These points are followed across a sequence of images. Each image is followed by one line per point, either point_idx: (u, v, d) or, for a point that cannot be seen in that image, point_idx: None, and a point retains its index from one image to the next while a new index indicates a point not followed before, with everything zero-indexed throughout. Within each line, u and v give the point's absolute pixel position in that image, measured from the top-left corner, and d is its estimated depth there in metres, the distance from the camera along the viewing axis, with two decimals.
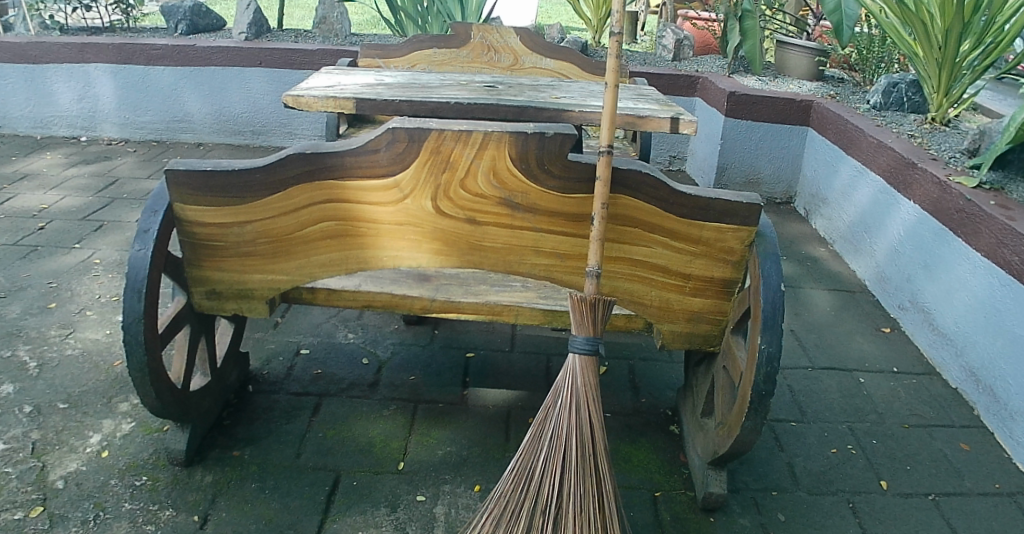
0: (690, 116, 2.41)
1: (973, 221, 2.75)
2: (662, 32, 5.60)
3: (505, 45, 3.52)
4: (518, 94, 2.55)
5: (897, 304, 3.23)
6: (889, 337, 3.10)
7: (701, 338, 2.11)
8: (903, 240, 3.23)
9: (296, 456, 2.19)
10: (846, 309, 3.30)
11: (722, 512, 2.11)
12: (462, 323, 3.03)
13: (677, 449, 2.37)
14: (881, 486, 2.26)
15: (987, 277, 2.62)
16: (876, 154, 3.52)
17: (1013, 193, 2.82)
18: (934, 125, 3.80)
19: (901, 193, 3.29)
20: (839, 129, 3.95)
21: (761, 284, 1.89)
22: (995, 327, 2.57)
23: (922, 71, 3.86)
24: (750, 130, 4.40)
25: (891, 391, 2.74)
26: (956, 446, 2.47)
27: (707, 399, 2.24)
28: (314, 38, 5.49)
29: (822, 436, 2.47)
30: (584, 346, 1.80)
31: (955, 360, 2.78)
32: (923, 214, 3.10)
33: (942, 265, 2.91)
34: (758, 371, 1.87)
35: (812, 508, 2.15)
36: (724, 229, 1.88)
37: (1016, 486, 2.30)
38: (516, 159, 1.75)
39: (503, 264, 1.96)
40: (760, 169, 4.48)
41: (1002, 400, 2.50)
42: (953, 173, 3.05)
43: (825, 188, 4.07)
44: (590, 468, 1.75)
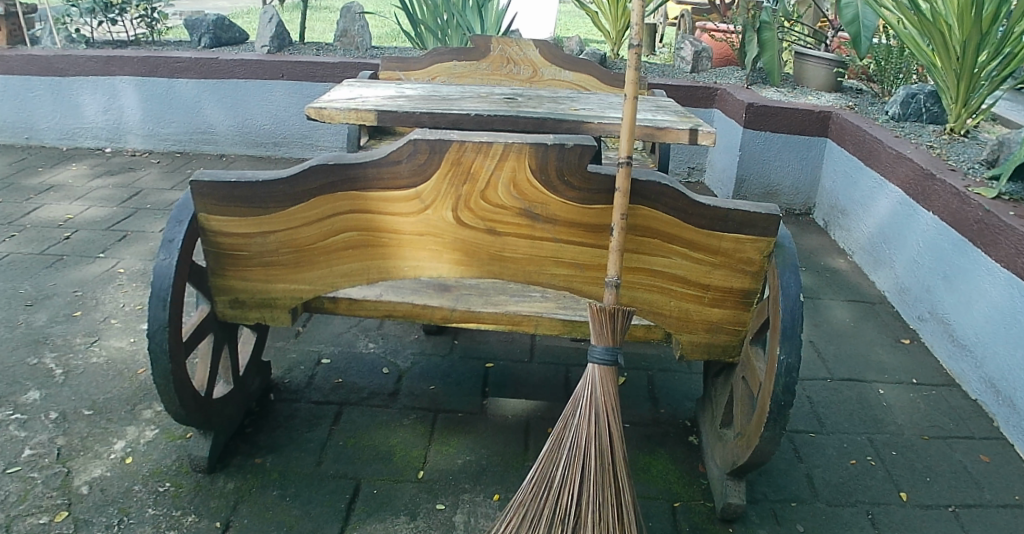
0: (709, 127, 2.38)
1: (991, 232, 2.74)
2: (681, 44, 5.64)
3: (524, 58, 3.52)
4: (538, 106, 2.54)
5: (917, 316, 3.20)
6: (909, 348, 3.08)
7: (720, 349, 2.10)
8: (920, 252, 3.23)
9: (317, 464, 2.21)
10: (866, 321, 3.27)
11: (741, 523, 2.11)
12: (481, 333, 3.03)
13: (695, 459, 2.35)
14: (901, 497, 2.25)
15: (1007, 287, 2.60)
16: (896, 166, 3.50)
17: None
18: (953, 136, 3.75)
19: (919, 203, 3.28)
20: (858, 140, 3.93)
21: (779, 294, 1.91)
22: (1015, 338, 2.55)
23: (940, 82, 3.82)
24: (768, 141, 4.40)
25: (911, 402, 2.72)
26: (975, 457, 2.45)
27: (725, 410, 2.23)
28: (335, 51, 5.56)
29: (841, 447, 2.46)
30: (603, 356, 1.86)
31: (974, 370, 2.76)
32: (941, 225, 3.09)
33: (960, 276, 2.91)
34: (778, 381, 1.88)
35: (831, 519, 2.14)
36: (742, 239, 1.90)
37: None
38: (536, 170, 1.79)
39: (523, 274, 1.99)
40: (778, 181, 4.47)
41: (1022, 411, 2.47)
42: (972, 184, 3.02)
43: (844, 202, 4.07)
44: (609, 477, 1.82)
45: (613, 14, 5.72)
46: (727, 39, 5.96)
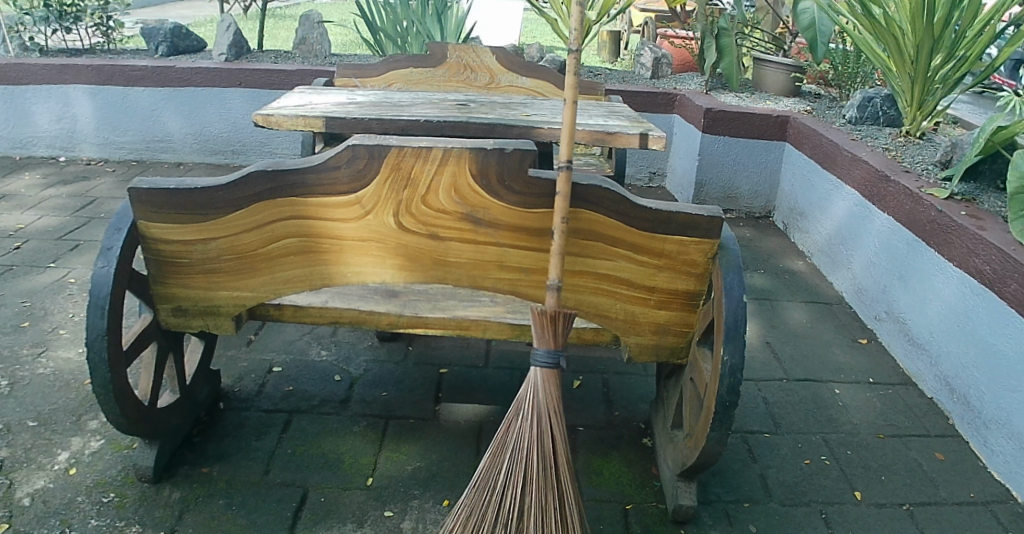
0: (660, 132, 2.39)
1: (944, 232, 2.76)
2: (641, 50, 5.61)
3: (481, 64, 3.54)
4: (489, 112, 2.54)
5: (874, 316, 3.23)
6: (866, 348, 3.10)
7: (668, 350, 2.11)
8: (876, 253, 3.26)
9: (264, 472, 2.19)
10: (823, 322, 3.29)
11: (693, 524, 2.10)
12: (436, 339, 3.02)
13: (649, 461, 2.32)
14: (855, 497, 2.25)
15: (960, 287, 2.63)
16: (852, 168, 3.52)
17: (984, 203, 2.83)
18: (909, 138, 3.81)
19: (875, 205, 3.30)
20: (815, 144, 3.97)
21: (723, 295, 1.91)
22: (968, 337, 2.57)
23: (896, 86, 3.85)
24: (727, 146, 4.42)
25: (867, 402, 2.73)
26: (930, 455, 2.46)
27: (676, 412, 2.22)
28: (293, 59, 5.57)
29: (796, 446, 2.46)
30: (545, 359, 1.87)
31: (930, 369, 2.78)
32: (896, 226, 3.12)
33: (915, 277, 2.93)
34: (722, 382, 1.90)
35: (783, 519, 2.14)
36: (685, 242, 1.91)
37: (991, 495, 2.29)
38: (476, 175, 1.79)
39: (468, 279, 1.99)
40: (738, 185, 4.50)
41: (975, 409, 2.50)
42: (925, 186, 3.04)
43: (805, 205, 4.09)
44: (552, 480, 1.82)
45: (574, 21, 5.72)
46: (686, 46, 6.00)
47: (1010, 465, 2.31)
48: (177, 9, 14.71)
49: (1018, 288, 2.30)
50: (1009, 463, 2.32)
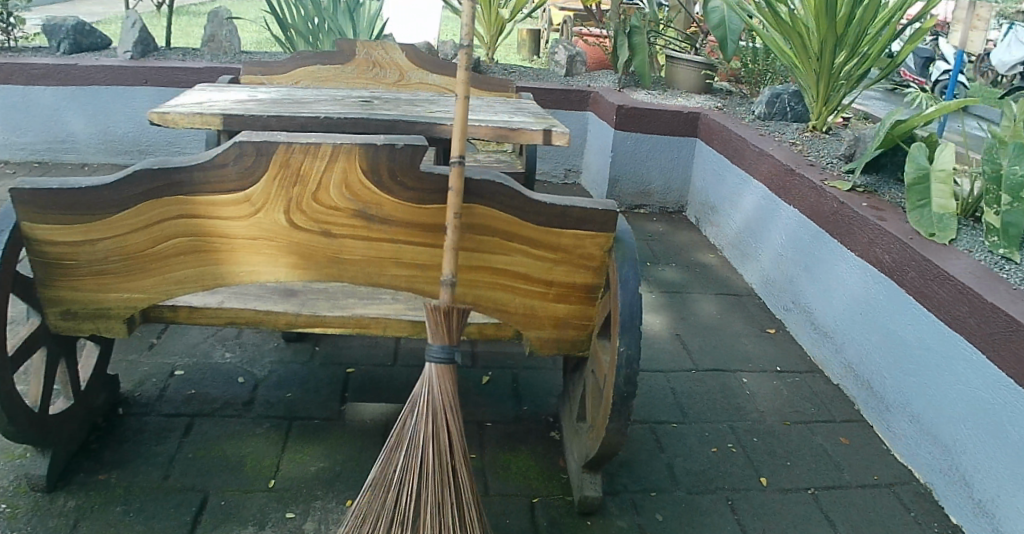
0: (563, 128, 2.41)
1: (846, 223, 2.85)
2: (555, 48, 5.63)
3: (390, 61, 3.52)
4: (393, 109, 2.53)
5: (782, 306, 3.33)
6: (774, 337, 3.18)
7: (569, 344, 2.11)
8: (783, 245, 3.36)
9: (164, 477, 2.15)
10: (732, 313, 3.36)
11: (600, 515, 2.03)
12: (344, 339, 3.01)
13: (556, 455, 2.27)
14: (761, 482, 2.22)
15: (861, 275, 2.71)
16: (759, 162, 3.62)
17: (884, 195, 2.94)
18: (816, 133, 3.89)
19: (781, 198, 3.40)
20: (724, 139, 4.07)
21: (618, 287, 1.89)
22: (869, 323, 2.64)
23: (802, 82, 3.98)
24: (639, 142, 4.49)
25: (772, 389, 2.77)
26: (835, 440, 2.48)
27: (580, 404, 2.19)
28: (202, 57, 5.46)
29: (702, 436, 2.43)
30: (440, 354, 1.87)
31: (835, 356, 2.86)
32: (802, 219, 3.21)
33: (820, 267, 3.02)
34: (618, 373, 1.86)
35: (690, 507, 2.09)
36: (581, 236, 1.90)
37: (893, 476, 2.32)
38: (367, 171, 1.78)
39: (363, 276, 1.99)
40: (651, 181, 4.59)
41: (879, 394, 2.55)
42: (830, 178, 3.15)
43: (716, 198, 4.17)
44: (448, 474, 1.83)
45: (487, 19, 5.77)
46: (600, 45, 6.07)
47: (911, 447, 2.36)
48: (89, 5, 14.24)
49: (915, 276, 2.37)
50: (910, 445, 2.36)
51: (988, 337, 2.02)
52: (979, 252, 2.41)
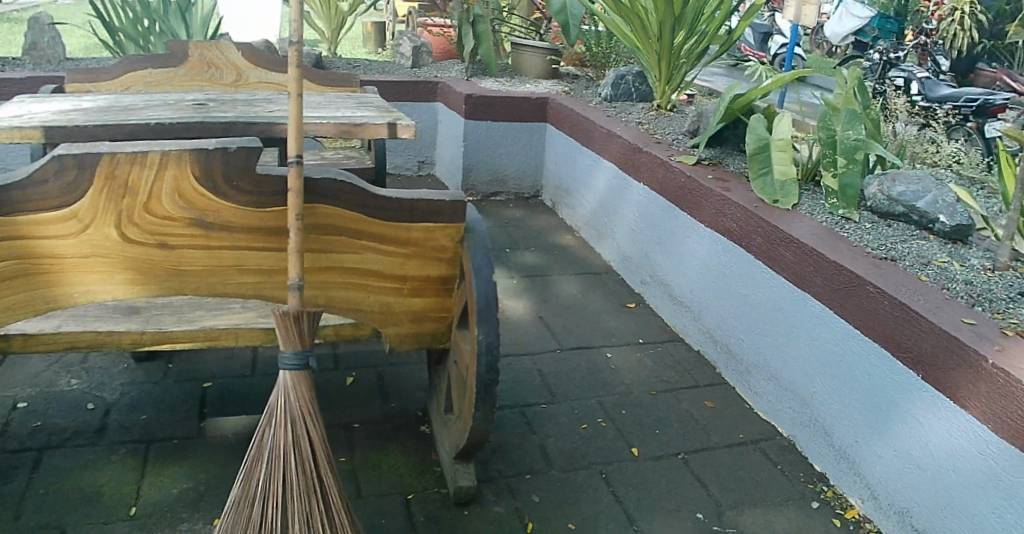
0: (408, 120, 2.42)
1: (693, 196, 2.97)
2: (399, 40, 5.63)
3: (226, 61, 3.41)
4: (228, 110, 2.46)
5: (640, 280, 3.45)
6: (634, 311, 3.30)
7: (430, 337, 2.11)
8: (635, 222, 3.49)
9: (14, 518, 1.99)
10: (592, 291, 3.45)
11: (478, 503, 1.98)
12: (199, 354, 2.90)
13: (429, 449, 2.24)
14: (633, 453, 2.25)
15: (711, 245, 2.83)
16: (607, 143, 3.73)
17: (729, 165, 3.10)
18: (662, 111, 4.11)
19: (630, 176, 3.51)
20: (572, 122, 4.18)
21: (472, 277, 1.83)
22: (723, 290, 2.76)
23: (645, 63, 4.14)
24: (490, 130, 4.54)
25: (634, 361, 2.85)
26: (700, 405, 2.57)
27: (447, 396, 2.21)
28: (20, 65, 5.10)
29: (573, 414, 2.44)
30: (292, 362, 1.82)
31: (694, 324, 2.98)
32: (651, 195, 3.33)
33: (672, 239, 3.14)
34: (480, 361, 1.79)
35: (565, 485, 2.07)
36: (430, 228, 1.86)
37: (758, 433, 2.42)
38: (200, 178, 1.69)
39: (207, 286, 1.92)
40: (504, 167, 4.64)
41: (738, 356, 2.67)
42: (675, 154, 3.28)
43: (569, 180, 4.27)
44: (313, 482, 1.78)
45: (326, 13, 5.74)
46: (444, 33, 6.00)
47: (773, 403, 2.47)
48: None
49: (762, 241, 2.49)
50: (771, 402, 2.48)
51: (833, 294, 2.15)
52: (821, 214, 2.54)
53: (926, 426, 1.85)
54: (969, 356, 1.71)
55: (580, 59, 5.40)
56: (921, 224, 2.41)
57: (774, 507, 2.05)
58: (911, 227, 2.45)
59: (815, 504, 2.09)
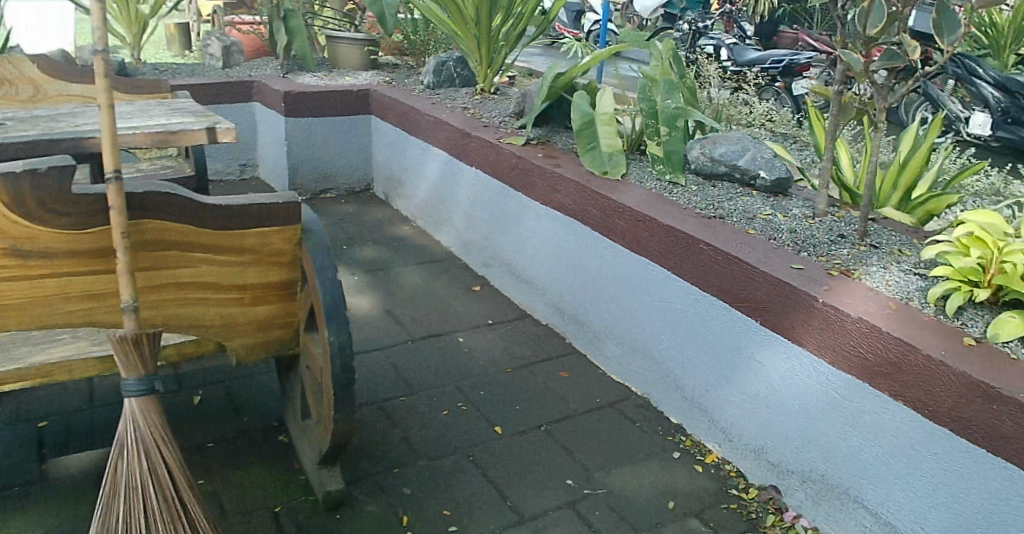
0: (227, 124, 2.40)
1: (525, 175, 2.95)
2: (207, 42, 5.29)
3: (20, 76, 2.93)
4: (31, 129, 2.37)
5: (482, 262, 3.41)
6: (480, 293, 3.25)
7: (278, 344, 2.06)
8: (471, 205, 3.44)
9: None
10: (435, 279, 3.34)
11: (348, 506, 1.90)
12: (25, 392, 2.67)
13: (292, 457, 2.12)
14: (497, 431, 2.23)
15: (549, 221, 2.84)
16: (435, 130, 3.65)
17: (556, 143, 3.15)
18: (485, 94, 4.14)
19: (461, 161, 3.46)
20: (397, 111, 4.03)
21: (315, 278, 1.82)
22: (565, 263, 2.79)
23: (464, 48, 4.14)
24: (314, 125, 4.28)
25: (485, 341, 2.80)
26: (555, 376, 2.59)
27: (302, 401, 2.07)
28: None
29: (432, 402, 2.36)
30: (136, 388, 1.63)
31: (540, 298, 3.00)
32: (483, 177, 3.29)
33: (507, 218, 3.13)
34: (334, 361, 1.78)
35: (434, 474, 2.02)
36: (266, 233, 1.81)
37: (613, 395, 2.48)
38: (9, 204, 1.45)
39: (32, 319, 1.69)
40: (332, 164, 4.40)
41: (584, 324, 2.73)
42: (504, 135, 3.28)
43: (398, 170, 4.16)
44: (178, 515, 1.64)
45: (125, 18, 5.29)
46: (254, 31, 5.67)
47: (623, 365, 2.55)
48: None
49: (598, 212, 2.55)
50: (620, 363, 2.56)
51: (669, 255, 2.24)
52: (650, 180, 2.63)
53: (767, 366, 1.99)
54: (799, 296, 1.86)
55: (399, 48, 5.39)
56: (743, 182, 2.58)
57: (638, 462, 2.12)
58: (734, 186, 2.60)
59: (677, 454, 2.19)
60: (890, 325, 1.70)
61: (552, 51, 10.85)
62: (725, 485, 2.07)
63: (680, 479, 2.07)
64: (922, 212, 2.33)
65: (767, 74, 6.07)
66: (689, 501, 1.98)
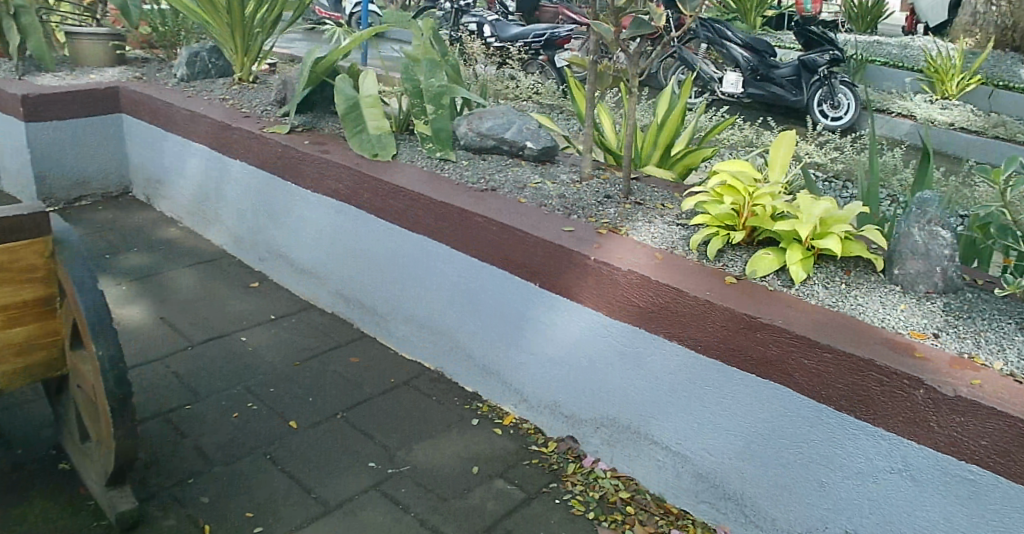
0: None
1: (294, 163, 2.69)
2: None
3: None
4: None
5: (258, 258, 3.08)
6: (260, 290, 2.94)
7: (42, 369, 1.89)
8: (239, 199, 3.06)
9: None
10: (211, 280, 2.99)
11: (142, 525, 1.80)
12: None
13: (76, 484, 2.00)
14: (291, 426, 2.16)
15: (324, 209, 2.63)
16: (194, 124, 3.21)
17: (323, 129, 2.91)
18: (245, 85, 3.78)
19: (224, 155, 3.08)
20: (149, 108, 3.58)
21: (73, 288, 1.69)
22: (341, 248, 2.63)
23: (217, 37, 3.75)
24: (57, 129, 3.75)
25: (269, 338, 2.59)
26: (347, 362, 2.48)
27: (79, 424, 1.94)
28: None
29: (218, 406, 2.22)
30: None
31: (321, 288, 2.79)
32: (251, 169, 2.95)
33: (279, 211, 2.86)
34: (105, 377, 1.62)
35: (233, 477, 1.96)
36: (14, 248, 1.70)
37: (406, 374, 2.44)
38: None
39: None
40: (85, 169, 3.88)
41: (369, 307, 2.62)
42: (267, 125, 2.96)
43: (154, 171, 3.69)
44: None
45: None
46: None
47: (413, 342, 2.50)
48: None
49: (371, 197, 2.42)
50: (409, 341, 2.52)
51: (445, 229, 2.22)
52: (420, 159, 2.54)
53: (551, 325, 2.07)
54: (573, 256, 1.94)
55: (148, 42, 4.83)
56: (512, 153, 2.55)
57: (437, 436, 2.15)
58: (504, 158, 2.57)
59: (475, 421, 2.24)
60: (657, 274, 1.87)
61: (303, 33, 9.87)
62: (524, 443, 2.17)
63: (481, 444, 2.14)
64: (681, 166, 2.56)
65: (532, 49, 6.25)
66: (491, 464, 2.06)
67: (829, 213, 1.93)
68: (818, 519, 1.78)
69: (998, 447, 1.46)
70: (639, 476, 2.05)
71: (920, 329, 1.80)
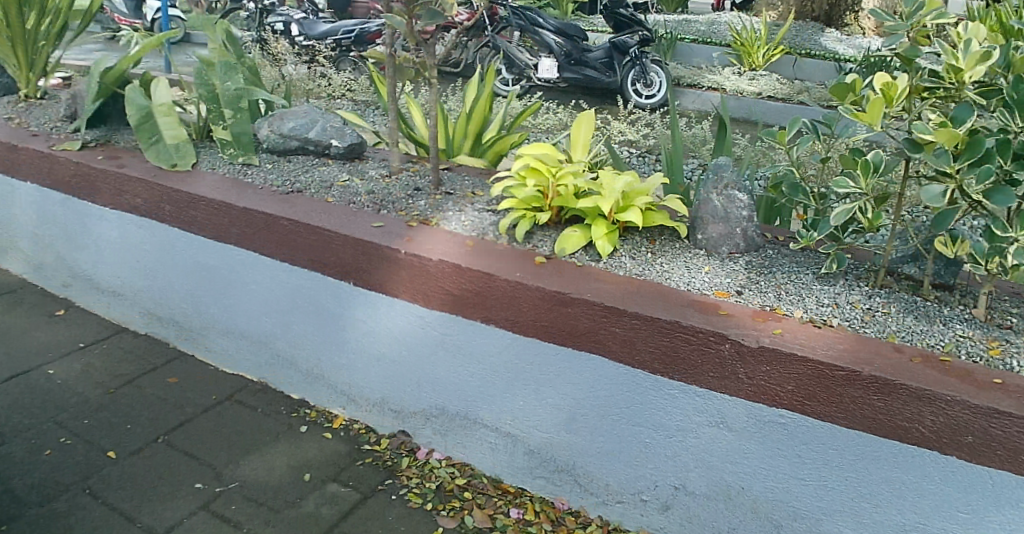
0: None
1: (89, 181, 2.51)
2: None
3: None
4: None
5: (61, 284, 2.86)
6: (66, 317, 2.75)
7: None
8: (34, 225, 2.84)
9: None
10: (7, 312, 2.75)
11: None
12: None
13: None
14: (110, 456, 2.05)
15: (123, 226, 2.47)
16: None
17: (119, 142, 2.75)
18: (31, 101, 3.57)
19: (12, 172, 2.82)
20: None
21: None
22: (149, 266, 2.49)
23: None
24: None
25: (81, 368, 2.42)
26: (163, 383, 2.36)
27: None
28: None
29: (28, 446, 2.07)
30: None
31: (133, 309, 2.63)
32: (42, 189, 2.72)
33: (78, 234, 2.66)
34: None
35: (52, 515, 1.83)
36: None
37: (230, 388, 2.36)
38: None
39: None
40: None
41: (184, 323, 2.50)
42: (56, 142, 2.72)
43: None
44: None
45: None
46: None
47: (234, 354, 2.42)
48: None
49: (173, 208, 2.29)
50: (231, 354, 2.43)
51: (256, 237, 2.15)
52: (223, 166, 2.43)
53: (370, 323, 2.07)
54: (383, 251, 1.94)
55: None
56: (318, 153, 2.49)
57: (267, 447, 2.11)
58: (311, 158, 2.51)
59: (304, 427, 2.20)
60: (468, 261, 1.89)
61: (108, 41, 9.14)
62: (356, 443, 2.15)
63: (311, 450, 2.10)
64: (493, 154, 2.67)
65: (343, 46, 6.31)
66: (324, 468, 2.05)
67: (631, 186, 2.01)
68: (643, 474, 1.93)
69: (800, 392, 1.69)
70: (472, 461, 2.11)
71: (725, 287, 1.92)
